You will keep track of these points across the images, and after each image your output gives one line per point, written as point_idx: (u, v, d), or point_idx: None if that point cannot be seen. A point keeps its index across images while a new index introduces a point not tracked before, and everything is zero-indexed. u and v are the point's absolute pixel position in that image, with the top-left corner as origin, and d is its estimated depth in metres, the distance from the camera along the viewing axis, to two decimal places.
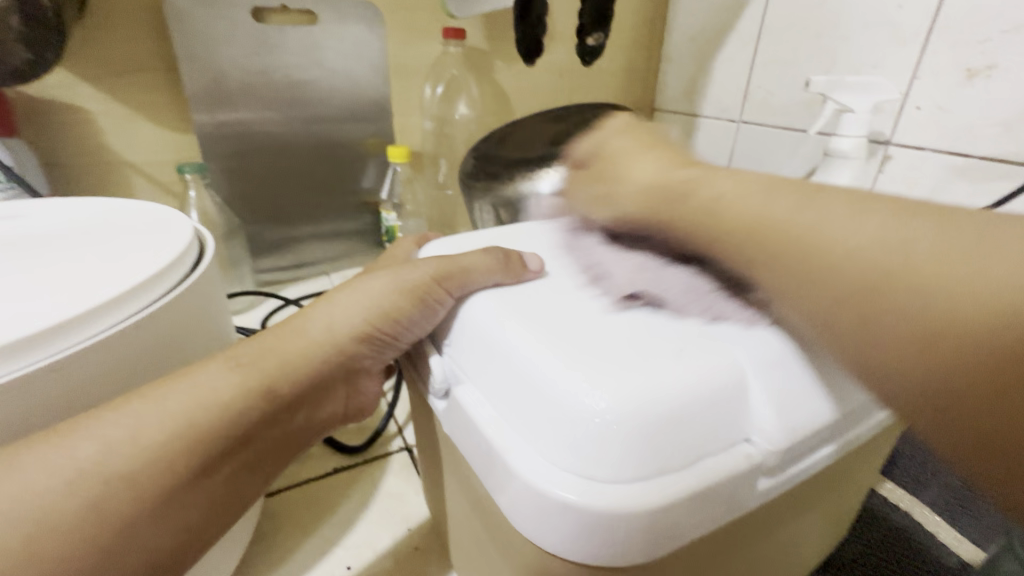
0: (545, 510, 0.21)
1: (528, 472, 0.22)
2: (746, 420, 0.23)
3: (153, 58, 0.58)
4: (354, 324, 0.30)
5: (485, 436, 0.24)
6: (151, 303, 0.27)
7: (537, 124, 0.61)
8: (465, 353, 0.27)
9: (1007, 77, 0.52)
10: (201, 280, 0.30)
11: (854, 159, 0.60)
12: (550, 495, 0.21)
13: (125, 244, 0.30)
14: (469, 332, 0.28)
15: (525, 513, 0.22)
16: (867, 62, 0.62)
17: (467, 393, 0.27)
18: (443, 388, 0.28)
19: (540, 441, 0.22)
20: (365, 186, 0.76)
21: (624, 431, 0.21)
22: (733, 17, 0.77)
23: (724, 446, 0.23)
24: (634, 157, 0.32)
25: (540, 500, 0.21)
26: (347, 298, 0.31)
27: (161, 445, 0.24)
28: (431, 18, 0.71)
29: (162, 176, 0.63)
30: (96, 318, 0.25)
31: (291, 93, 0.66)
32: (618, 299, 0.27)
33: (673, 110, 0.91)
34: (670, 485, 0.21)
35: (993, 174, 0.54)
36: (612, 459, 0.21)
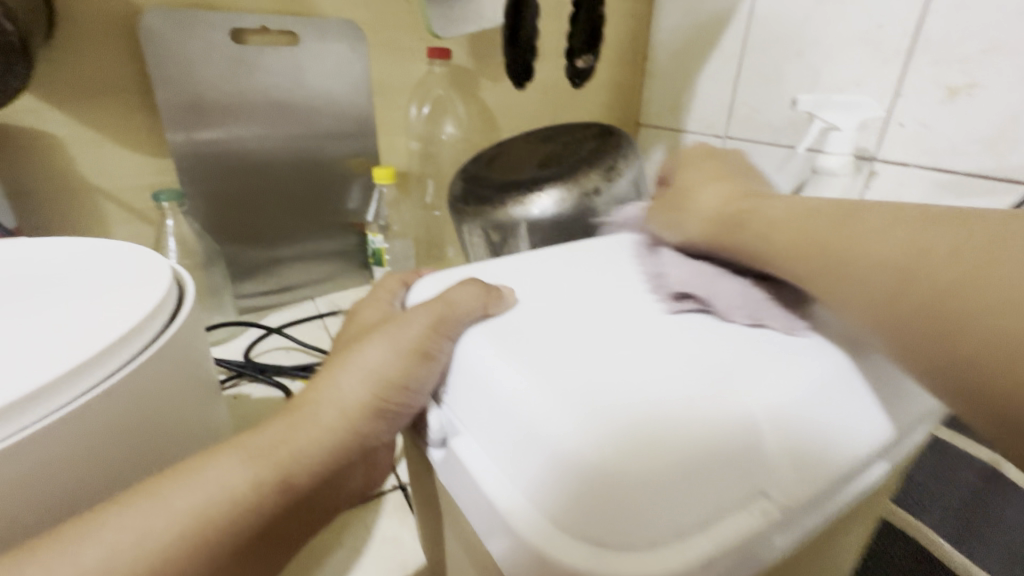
0: (546, 570, 0.20)
1: (526, 527, 0.21)
2: (762, 471, 0.22)
3: (127, 82, 0.56)
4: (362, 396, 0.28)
5: (482, 488, 0.23)
6: (128, 360, 0.25)
7: (525, 145, 0.60)
8: (462, 399, 0.26)
9: (988, 95, 0.53)
10: (182, 326, 0.29)
11: (841, 176, 0.60)
12: (536, 546, 0.20)
13: (99, 290, 0.28)
14: (464, 379, 0.26)
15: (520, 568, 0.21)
16: (850, 80, 0.63)
17: (463, 444, 0.25)
18: (440, 437, 0.26)
19: (535, 492, 0.21)
20: (350, 207, 0.74)
21: (612, 476, 0.20)
22: (715, 35, 0.78)
23: (736, 502, 0.21)
24: (705, 184, 0.36)
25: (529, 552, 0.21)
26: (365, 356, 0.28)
27: (170, 552, 0.23)
28: (415, 37, 0.70)
29: (137, 204, 0.61)
30: (69, 383, 0.23)
31: (272, 114, 0.64)
32: (673, 302, 0.29)
33: (658, 125, 0.92)
34: (672, 551, 0.20)
35: (977, 190, 0.55)
36: (604, 512, 0.20)
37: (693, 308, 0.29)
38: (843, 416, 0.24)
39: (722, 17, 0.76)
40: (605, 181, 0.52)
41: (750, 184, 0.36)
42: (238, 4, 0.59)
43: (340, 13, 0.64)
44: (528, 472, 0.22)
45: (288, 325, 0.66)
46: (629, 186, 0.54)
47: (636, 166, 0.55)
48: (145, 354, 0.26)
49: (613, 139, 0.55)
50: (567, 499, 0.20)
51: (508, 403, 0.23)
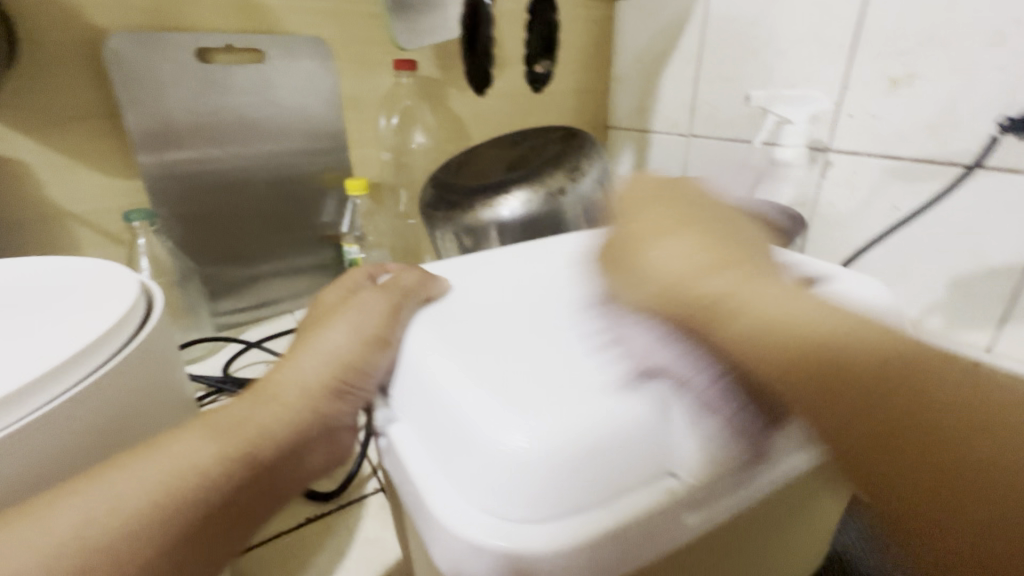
0: (466, 550, 0.23)
1: (454, 518, 0.24)
2: (669, 452, 0.25)
3: (94, 105, 0.56)
4: (324, 369, 0.31)
5: (415, 480, 0.26)
6: (99, 366, 0.25)
7: (493, 150, 0.61)
8: (406, 397, 0.29)
9: (927, 85, 0.55)
10: (154, 335, 0.29)
11: (798, 167, 0.63)
12: (463, 536, 0.23)
13: (69, 304, 0.28)
14: (408, 377, 0.29)
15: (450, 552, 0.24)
16: (801, 76, 0.66)
17: (401, 438, 0.28)
18: (384, 424, 0.30)
19: (461, 485, 0.24)
20: (325, 220, 0.75)
21: (548, 463, 0.22)
22: (675, 37, 0.81)
23: (639, 479, 0.25)
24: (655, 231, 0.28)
25: (461, 543, 0.23)
26: (325, 337, 0.32)
27: (142, 510, 0.23)
28: (381, 51, 0.71)
29: (108, 225, 0.61)
30: (41, 388, 0.23)
31: (243, 132, 0.65)
32: (631, 375, 0.25)
33: (625, 127, 0.94)
34: (572, 526, 0.23)
35: (923, 174, 0.57)
36: (528, 498, 0.23)
37: (653, 386, 0.25)
38: None
39: (680, 20, 0.79)
40: (570, 182, 0.53)
41: (707, 218, 0.28)
42: (203, 23, 0.60)
43: (305, 30, 0.65)
44: (469, 477, 0.24)
45: (267, 339, 0.66)
46: (594, 186, 0.55)
47: (600, 166, 0.56)
48: (118, 360, 0.26)
49: (577, 141, 0.57)
50: (494, 490, 0.23)
51: (444, 402, 0.26)
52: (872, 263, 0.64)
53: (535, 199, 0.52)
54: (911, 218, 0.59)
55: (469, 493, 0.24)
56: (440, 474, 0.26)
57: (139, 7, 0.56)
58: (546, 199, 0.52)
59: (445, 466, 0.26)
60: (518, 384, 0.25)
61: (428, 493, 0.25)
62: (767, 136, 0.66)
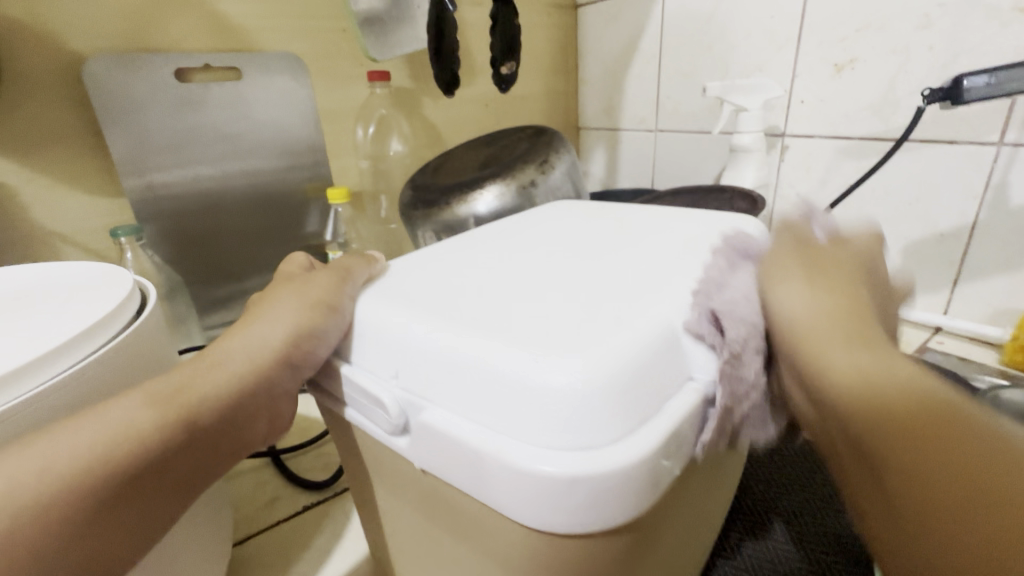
0: (549, 492, 0.21)
1: (535, 465, 0.21)
2: (687, 361, 0.26)
3: (76, 127, 0.58)
4: (277, 337, 0.32)
5: (471, 446, 0.23)
6: (100, 346, 0.28)
7: (467, 152, 0.64)
8: (413, 369, 0.26)
9: (867, 68, 0.59)
10: (148, 322, 0.31)
11: (756, 152, 0.66)
12: (550, 468, 0.21)
13: (67, 299, 0.30)
14: (411, 352, 0.26)
15: (524, 498, 0.21)
16: (754, 67, 0.70)
17: (432, 413, 0.25)
18: (400, 419, 0.26)
19: (529, 428, 0.22)
20: (308, 230, 0.77)
21: (607, 390, 0.22)
22: (635, 37, 0.85)
23: (673, 389, 0.25)
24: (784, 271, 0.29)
25: (543, 484, 0.21)
26: (270, 314, 0.33)
27: (97, 462, 0.24)
28: (354, 64, 0.74)
29: (95, 244, 0.62)
30: (51, 362, 0.25)
31: (223, 147, 0.67)
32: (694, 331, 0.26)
33: (596, 127, 0.98)
34: (640, 440, 0.22)
35: (870, 151, 0.61)
36: (606, 419, 0.21)
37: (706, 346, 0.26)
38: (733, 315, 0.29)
39: (638, 22, 0.83)
40: (539, 175, 0.56)
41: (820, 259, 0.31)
42: (179, 45, 0.62)
43: (279, 47, 0.68)
44: (537, 421, 0.22)
45: None
46: (563, 178, 0.58)
47: (568, 159, 0.60)
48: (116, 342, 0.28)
49: (545, 137, 0.60)
50: (559, 419, 0.21)
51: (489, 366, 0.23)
52: None
53: (507, 193, 0.55)
54: (863, 193, 0.63)
55: (543, 441, 0.21)
56: (508, 438, 0.22)
57: (116, 33, 0.58)
58: (518, 192, 0.55)
59: (509, 430, 0.22)
60: (546, 331, 0.25)
61: (494, 446, 0.22)
62: (725, 124, 0.70)
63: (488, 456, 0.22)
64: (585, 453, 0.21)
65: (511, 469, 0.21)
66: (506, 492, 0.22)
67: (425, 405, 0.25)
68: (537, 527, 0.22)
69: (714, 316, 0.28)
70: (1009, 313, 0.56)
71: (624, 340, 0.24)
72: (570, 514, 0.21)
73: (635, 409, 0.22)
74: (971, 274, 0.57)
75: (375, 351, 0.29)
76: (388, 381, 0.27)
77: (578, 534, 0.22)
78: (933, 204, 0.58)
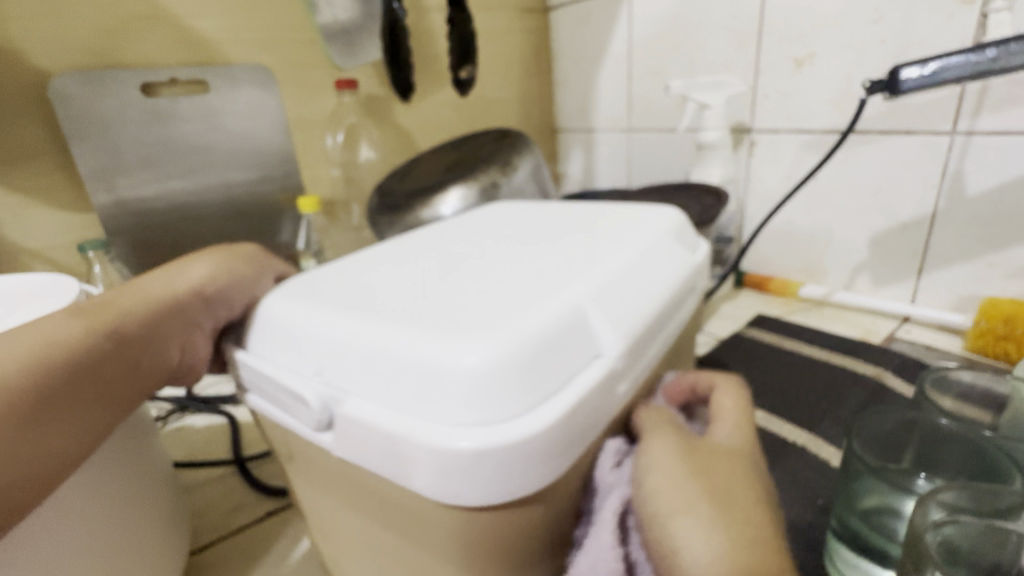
0: (459, 466, 0.22)
1: (448, 442, 0.22)
2: (598, 336, 0.27)
3: (42, 144, 0.58)
4: (189, 280, 0.34)
5: (386, 432, 0.23)
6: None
7: (433, 157, 0.64)
8: (334, 366, 0.26)
9: (825, 62, 0.60)
10: None
11: (722, 148, 0.67)
12: (463, 444, 0.22)
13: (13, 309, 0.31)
14: (325, 346, 0.26)
15: (445, 475, 0.22)
16: (719, 64, 0.70)
17: (353, 405, 0.25)
18: (325, 417, 0.26)
19: (444, 408, 0.23)
20: (283, 239, 0.77)
21: (506, 370, 0.22)
22: (604, 39, 0.85)
23: (580, 363, 0.25)
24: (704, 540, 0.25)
25: (447, 459, 0.22)
26: (188, 267, 0.35)
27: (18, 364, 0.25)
28: (323, 73, 0.75)
29: (65, 259, 0.62)
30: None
31: (193, 160, 0.67)
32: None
33: (572, 129, 0.98)
34: (539, 414, 0.23)
35: (832, 143, 0.62)
36: (508, 395, 0.22)
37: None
38: (643, 288, 0.30)
39: (607, 24, 0.84)
40: (502, 177, 0.57)
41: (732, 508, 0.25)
42: (145, 60, 0.63)
43: (247, 59, 0.69)
44: (444, 401, 0.22)
45: None
46: (527, 179, 0.59)
47: (532, 160, 0.60)
48: None
49: (509, 140, 0.61)
50: (473, 396, 0.22)
51: (410, 357, 0.24)
52: (801, 231, 0.68)
53: (470, 196, 0.55)
54: (828, 185, 0.64)
55: (450, 419, 0.23)
56: (416, 418, 0.23)
57: (81, 49, 0.59)
58: (481, 194, 0.55)
59: (417, 412, 0.23)
60: (457, 316, 0.26)
61: (406, 430, 0.23)
62: (691, 121, 0.70)
63: (398, 439, 0.23)
64: (489, 426, 0.22)
65: (420, 448, 0.22)
66: (423, 473, 0.23)
67: (344, 398, 0.25)
68: (449, 500, 0.23)
69: (623, 289, 0.29)
70: (973, 299, 0.56)
71: (528, 319, 0.25)
72: (476, 487, 0.22)
73: (536, 384, 0.23)
74: (935, 262, 0.57)
75: (288, 349, 0.28)
76: (296, 374, 0.27)
77: (485, 506, 0.23)
78: (895, 194, 0.58)
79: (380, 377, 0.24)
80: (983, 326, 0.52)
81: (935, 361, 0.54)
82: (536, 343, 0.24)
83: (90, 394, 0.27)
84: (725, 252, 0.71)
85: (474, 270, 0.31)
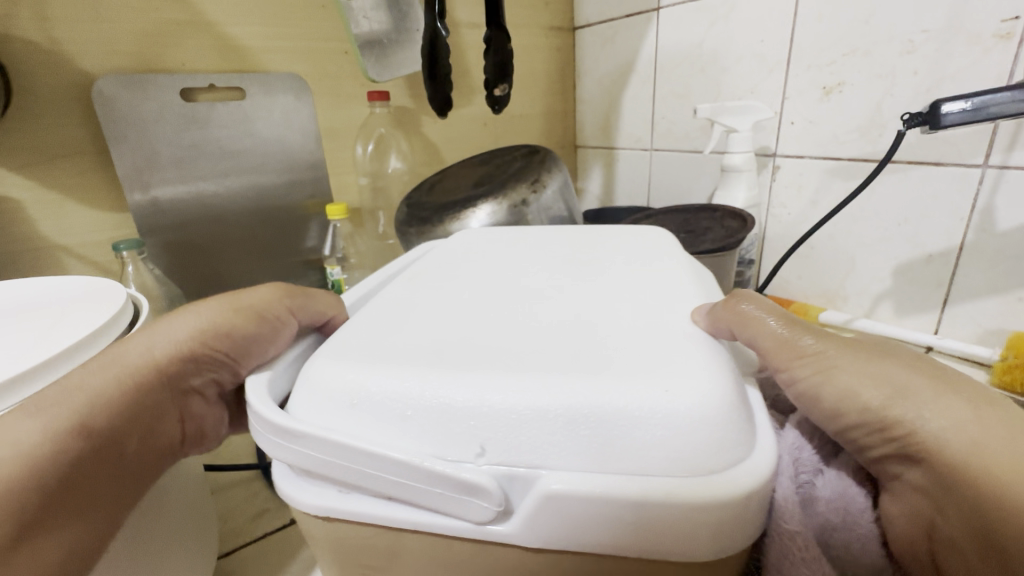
0: (697, 520, 0.22)
1: (683, 493, 0.22)
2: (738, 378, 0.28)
3: (84, 145, 0.60)
4: (178, 338, 0.32)
5: (592, 495, 0.23)
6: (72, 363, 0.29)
7: (463, 170, 0.66)
8: (495, 433, 0.24)
9: (854, 91, 0.61)
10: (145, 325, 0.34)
11: (747, 172, 0.67)
12: (700, 494, 0.22)
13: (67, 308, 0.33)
14: (456, 415, 0.25)
15: (683, 533, 0.23)
16: (746, 89, 0.71)
17: (554, 480, 0.23)
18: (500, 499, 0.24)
19: (685, 460, 0.23)
20: (308, 245, 0.78)
21: (712, 416, 0.23)
22: (630, 59, 0.87)
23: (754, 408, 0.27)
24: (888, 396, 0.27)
25: (691, 512, 0.22)
26: (175, 322, 0.33)
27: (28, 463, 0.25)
28: (356, 84, 0.76)
29: (98, 257, 0.63)
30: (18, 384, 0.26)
31: (226, 164, 0.69)
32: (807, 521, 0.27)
33: (593, 145, 0.99)
34: (753, 462, 0.23)
35: (859, 172, 0.62)
36: (733, 441, 0.24)
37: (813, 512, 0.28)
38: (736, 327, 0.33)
39: (634, 45, 0.85)
40: (531, 194, 0.57)
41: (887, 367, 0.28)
42: (186, 65, 0.64)
43: (283, 68, 0.70)
44: (662, 451, 0.23)
45: None
46: (555, 197, 0.60)
47: (560, 178, 0.61)
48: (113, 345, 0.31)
49: (538, 157, 0.62)
50: (699, 443, 0.23)
51: (633, 415, 0.24)
52: (824, 257, 0.68)
53: (499, 211, 0.56)
54: (853, 213, 0.64)
55: (671, 471, 0.23)
56: (613, 476, 0.23)
57: (126, 53, 0.61)
58: (510, 210, 0.56)
59: (613, 468, 0.23)
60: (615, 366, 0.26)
61: (663, 492, 0.22)
62: (716, 144, 0.71)
63: (600, 498, 0.23)
64: (707, 476, 0.23)
65: (642, 506, 0.23)
66: (636, 528, 0.23)
67: (538, 473, 0.24)
68: (675, 557, 0.23)
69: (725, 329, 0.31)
70: (998, 333, 0.56)
71: (709, 367, 0.25)
72: (709, 541, 0.23)
73: (741, 431, 0.24)
74: (961, 294, 0.57)
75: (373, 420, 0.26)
76: (413, 447, 0.25)
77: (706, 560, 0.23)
78: (922, 224, 0.58)
79: (586, 441, 0.24)
80: (1009, 361, 0.52)
81: None
82: (726, 392, 0.25)
83: (104, 479, 0.28)
84: (746, 275, 0.71)
85: (559, 315, 0.31)
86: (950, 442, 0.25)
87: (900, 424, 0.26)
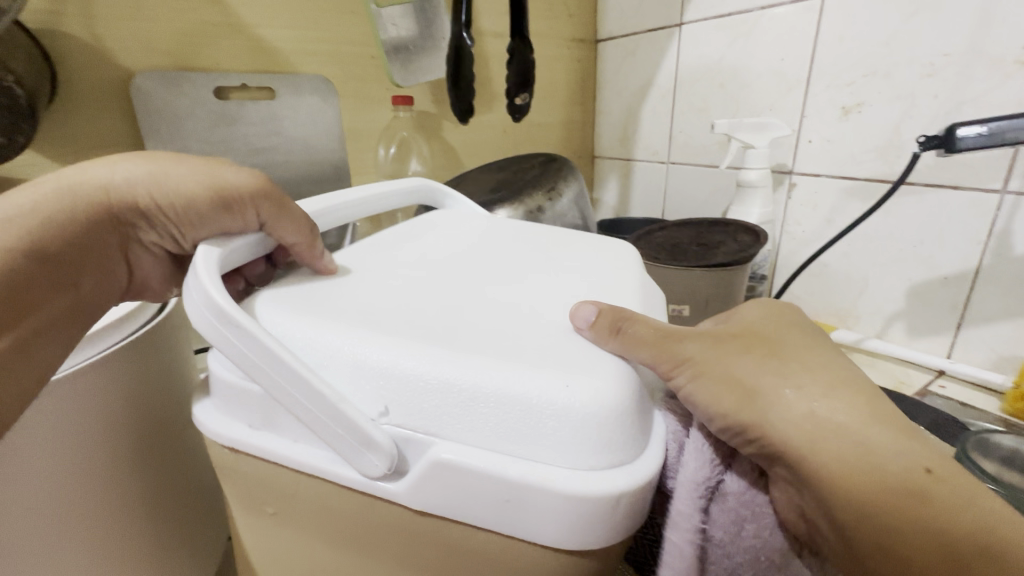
0: (561, 511, 0.24)
1: (562, 484, 0.24)
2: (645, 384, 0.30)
3: (120, 137, 0.63)
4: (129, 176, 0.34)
5: (478, 470, 0.25)
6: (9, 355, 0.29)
7: (481, 175, 0.67)
8: (399, 398, 0.27)
9: (873, 112, 0.61)
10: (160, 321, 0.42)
11: (762, 188, 0.68)
12: (563, 489, 0.24)
13: None
14: (367, 374, 0.27)
15: (551, 522, 0.25)
16: (764, 106, 0.72)
17: (445, 447, 0.26)
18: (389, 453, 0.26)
19: (565, 455, 0.25)
20: (327, 242, 0.80)
21: (603, 417, 0.24)
22: (651, 73, 0.88)
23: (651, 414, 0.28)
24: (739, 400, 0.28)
25: (565, 504, 0.24)
26: (119, 164, 0.34)
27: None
28: (381, 88, 0.78)
29: None
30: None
31: (252, 161, 0.71)
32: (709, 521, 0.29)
33: (611, 156, 1.00)
34: (637, 467, 0.25)
35: (876, 192, 0.62)
36: (618, 443, 0.25)
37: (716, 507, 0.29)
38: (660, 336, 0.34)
39: (655, 59, 0.86)
40: (547, 201, 0.59)
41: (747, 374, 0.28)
42: (219, 64, 0.67)
43: (312, 70, 0.73)
44: (545, 446, 0.25)
45: None
46: (570, 205, 0.61)
47: (576, 187, 0.62)
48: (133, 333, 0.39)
49: (555, 165, 0.63)
50: (590, 441, 0.24)
51: (512, 398, 0.25)
52: (836, 276, 0.68)
53: (515, 216, 0.57)
54: (867, 233, 0.64)
55: (547, 461, 0.25)
56: (491, 456, 0.25)
57: (164, 52, 0.63)
58: (526, 216, 0.57)
59: (495, 448, 0.25)
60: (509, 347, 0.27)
61: (540, 478, 0.24)
62: (732, 159, 0.71)
63: (471, 470, 0.25)
64: (581, 474, 0.24)
65: (515, 487, 0.24)
66: (499, 512, 0.25)
67: (431, 440, 0.26)
68: (538, 541, 0.25)
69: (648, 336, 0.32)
70: (1012, 360, 0.55)
71: (609, 366, 0.27)
72: (568, 534, 0.25)
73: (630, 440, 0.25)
74: (976, 319, 0.57)
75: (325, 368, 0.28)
76: (351, 392, 0.27)
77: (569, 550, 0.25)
78: (938, 247, 0.58)
79: (483, 420, 0.25)
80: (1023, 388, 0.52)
81: (969, 419, 0.53)
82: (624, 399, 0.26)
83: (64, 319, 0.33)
84: (758, 290, 0.71)
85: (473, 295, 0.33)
86: (795, 433, 0.26)
87: (753, 427, 0.27)
